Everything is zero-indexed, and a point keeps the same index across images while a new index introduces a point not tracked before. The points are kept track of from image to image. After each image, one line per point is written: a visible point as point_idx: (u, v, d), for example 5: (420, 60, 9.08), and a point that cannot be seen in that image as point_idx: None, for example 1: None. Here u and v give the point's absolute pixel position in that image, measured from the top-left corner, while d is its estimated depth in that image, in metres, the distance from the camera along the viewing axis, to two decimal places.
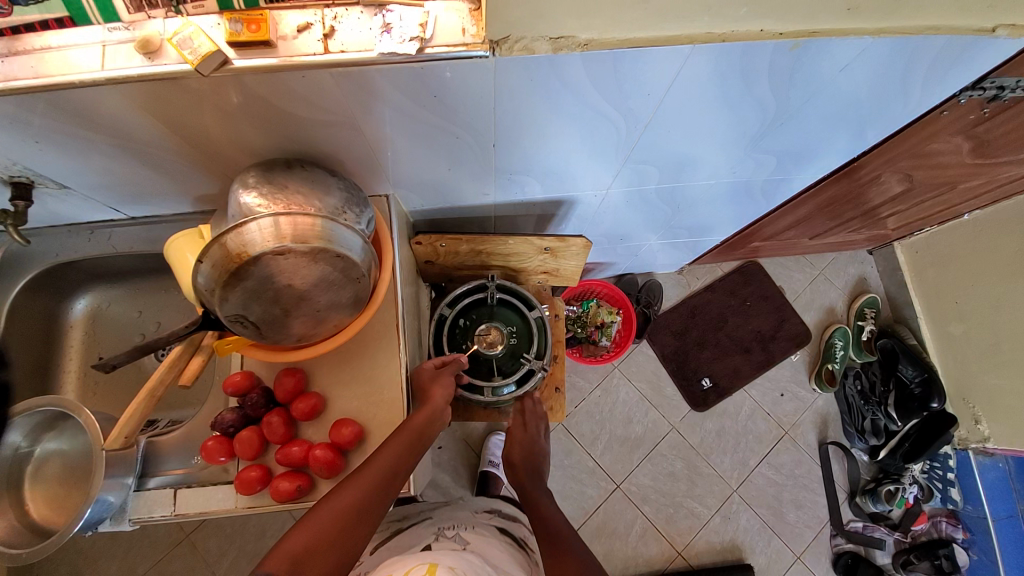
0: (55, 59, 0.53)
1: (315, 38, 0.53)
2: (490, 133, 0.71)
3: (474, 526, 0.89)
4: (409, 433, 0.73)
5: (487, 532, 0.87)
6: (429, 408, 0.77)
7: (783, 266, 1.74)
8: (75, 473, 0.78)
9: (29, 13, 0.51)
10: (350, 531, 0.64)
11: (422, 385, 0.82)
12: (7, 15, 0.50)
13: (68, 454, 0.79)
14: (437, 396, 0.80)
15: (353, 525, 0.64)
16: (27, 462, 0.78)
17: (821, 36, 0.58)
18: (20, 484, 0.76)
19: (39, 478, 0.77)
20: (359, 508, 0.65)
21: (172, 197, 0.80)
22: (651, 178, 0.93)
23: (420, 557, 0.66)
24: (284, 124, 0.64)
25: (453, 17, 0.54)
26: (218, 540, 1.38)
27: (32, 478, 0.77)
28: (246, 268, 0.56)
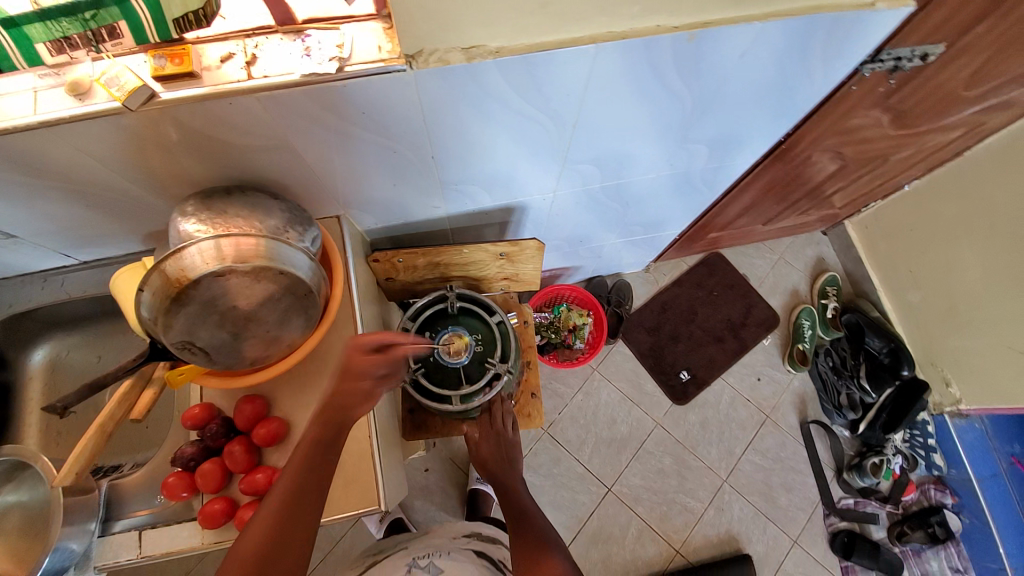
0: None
1: (238, 66, 0.56)
2: (426, 143, 0.73)
3: (449, 552, 0.91)
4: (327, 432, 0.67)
5: (461, 558, 0.88)
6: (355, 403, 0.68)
7: (745, 254, 1.80)
8: (33, 527, 0.75)
9: None
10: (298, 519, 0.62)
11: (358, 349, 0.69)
12: None
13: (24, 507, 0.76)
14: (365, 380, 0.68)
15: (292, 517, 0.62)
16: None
17: (714, 25, 0.63)
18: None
19: None
20: (291, 510, 0.62)
21: (122, 237, 0.81)
22: (594, 177, 0.97)
23: None
24: (220, 154, 0.66)
25: (370, 36, 0.57)
26: None
27: None
28: (188, 293, 0.58)
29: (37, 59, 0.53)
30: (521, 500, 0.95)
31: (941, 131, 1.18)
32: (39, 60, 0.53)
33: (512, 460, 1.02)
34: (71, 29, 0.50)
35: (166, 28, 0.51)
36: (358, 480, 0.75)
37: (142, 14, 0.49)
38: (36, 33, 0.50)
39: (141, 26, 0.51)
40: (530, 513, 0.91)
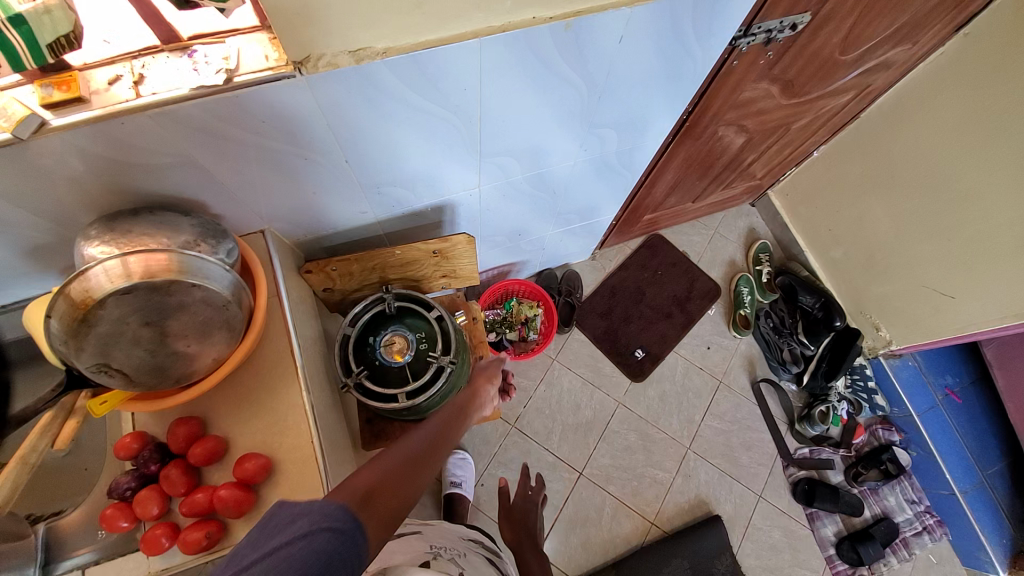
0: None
1: (126, 87, 0.58)
2: (336, 149, 0.76)
3: (463, 551, 1.00)
4: (465, 401, 0.77)
5: (477, 561, 0.98)
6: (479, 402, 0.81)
7: (683, 233, 1.89)
8: None
9: None
10: (417, 474, 0.57)
11: (478, 381, 0.86)
12: None
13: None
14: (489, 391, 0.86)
15: (415, 470, 0.57)
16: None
17: (586, 14, 0.69)
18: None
19: None
20: (414, 467, 0.57)
21: (36, 276, 0.79)
22: (513, 169, 1.02)
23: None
24: (124, 177, 0.66)
25: (256, 46, 0.60)
26: None
27: None
28: (96, 314, 0.59)
29: None
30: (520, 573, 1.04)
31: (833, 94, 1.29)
32: None
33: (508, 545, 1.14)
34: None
35: (40, 53, 0.51)
36: (303, 488, 0.75)
37: (16, 43, 0.49)
38: None
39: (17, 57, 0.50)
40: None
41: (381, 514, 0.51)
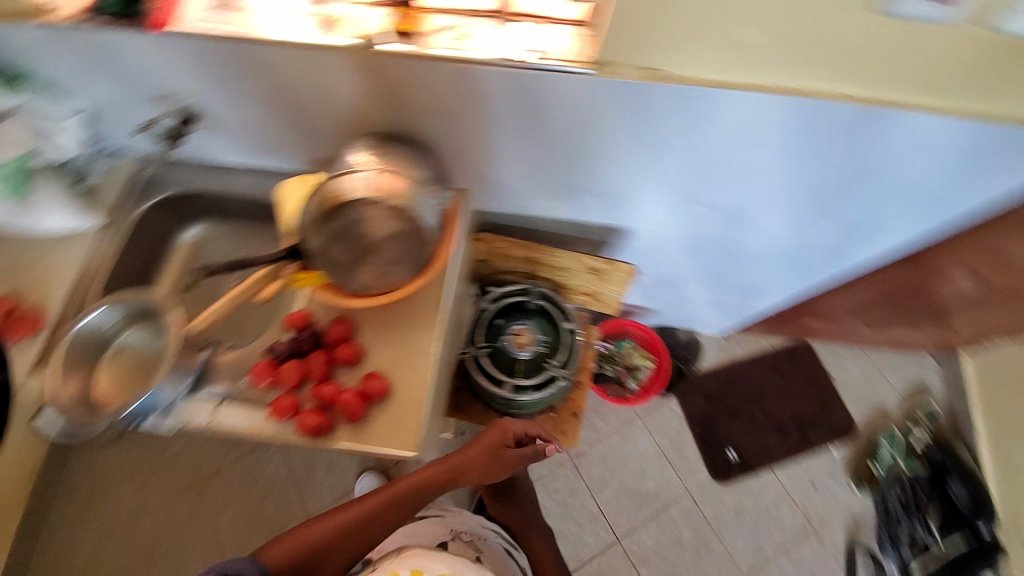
0: (243, 19, 0.70)
1: (450, 38, 0.65)
2: (569, 146, 0.78)
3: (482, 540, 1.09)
4: (464, 462, 0.91)
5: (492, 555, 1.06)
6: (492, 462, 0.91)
7: (835, 354, 1.69)
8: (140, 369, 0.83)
9: None
10: (363, 530, 0.82)
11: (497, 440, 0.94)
12: None
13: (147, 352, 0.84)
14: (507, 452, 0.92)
15: (364, 528, 0.82)
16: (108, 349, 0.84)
17: (893, 106, 0.64)
18: (97, 363, 0.83)
19: (115, 360, 0.84)
20: (365, 526, 0.82)
21: (290, 155, 0.93)
22: (710, 224, 0.97)
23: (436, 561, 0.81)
24: (398, 107, 0.75)
25: (567, 41, 0.64)
26: (231, 486, 1.55)
27: (108, 359, 0.83)
28: (340, 211, 0.70)
29: None
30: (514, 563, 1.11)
31: None
32: None
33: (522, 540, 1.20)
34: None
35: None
36: (401, 426, 0.79)
37: None
38: None
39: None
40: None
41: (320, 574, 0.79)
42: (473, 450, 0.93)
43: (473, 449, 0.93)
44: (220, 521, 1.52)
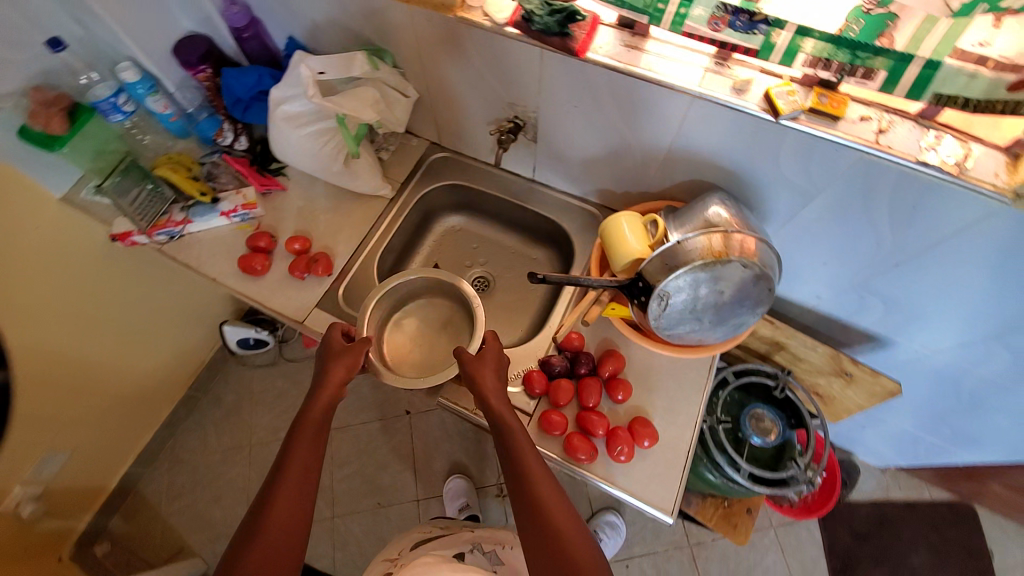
0: (642, 56, 0.72)
1: (871, 128, 0.65)
2: (906, 253, 0.76)
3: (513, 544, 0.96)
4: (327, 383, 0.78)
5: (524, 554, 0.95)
6: (490, 388, 0.74)
7: (1004, 531, 1.50)
8: (420, 341, 0.95)
9: (733, 37, 0.62)
10: (300, 508, 0.68)
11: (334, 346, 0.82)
12: (716, 31, 0.63)
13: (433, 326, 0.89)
14: (502, 379, 0.77)
15: (297, 506, 0.68)
16: (398, 310, 0.96)
17: None
18: (387, 314, 0.93)
19: (399, 324, 0.95)
20: (300, 500, 0.68)
21: (583, 182, 0.99)
22: (995, 365, 0.90)
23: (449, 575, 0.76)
24: (756, 173, 0.76)
25: (992, 161, 0.62)
26: (350, 449, 1.62)
27: (395, 320, 0.95)
28: (717, 264, 0.68)
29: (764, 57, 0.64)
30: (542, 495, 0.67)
31: None
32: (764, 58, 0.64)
33: None
34: (838, 56, 0.59)
35: (919, 88, 0.58)
36: (660, 479, 0.77)
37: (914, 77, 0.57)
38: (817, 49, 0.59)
39: (898, 80, 0.58)
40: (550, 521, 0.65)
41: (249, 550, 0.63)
42: (335, 361, 0.80)
43: (335, 361, 0.80)
44: (333, 480, 1.58)
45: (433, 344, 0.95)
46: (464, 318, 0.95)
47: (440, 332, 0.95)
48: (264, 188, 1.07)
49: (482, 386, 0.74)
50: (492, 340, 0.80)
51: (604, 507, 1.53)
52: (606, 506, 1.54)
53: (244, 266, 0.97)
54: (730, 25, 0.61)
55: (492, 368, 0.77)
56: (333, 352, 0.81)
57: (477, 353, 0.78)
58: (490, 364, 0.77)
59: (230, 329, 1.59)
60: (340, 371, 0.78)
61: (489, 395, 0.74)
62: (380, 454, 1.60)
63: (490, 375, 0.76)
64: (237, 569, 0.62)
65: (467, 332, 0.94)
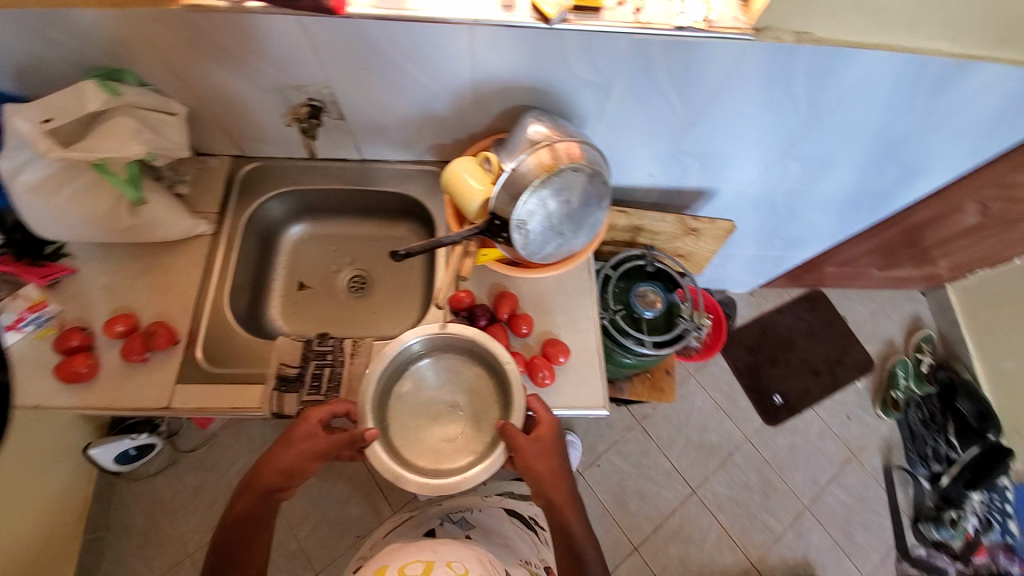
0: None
1: (627, 10, 0.70)
2: (698, 111, 0.87)
3: (481, 508, 1.02)
4: (280, 470, 0.72)
5: (492, 515, 0.99)
6: (547, 479, 0.74)
7: (846, 298, 1.90)
8: (431, 416, 0.80)
9: None
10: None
11: (307, 436, 0.73)
12: None
13: (325, 364, 0.81)
14: (554, 466, 0.75)
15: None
16: (399, 376, 0.81)
17: (978, 59, 0.78)
18: (388, 387, 0.79)
19: (403, 396, 0.81)
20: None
21: (410, 143, 0.94)
22: (793, 176, 1.09)
23: (421, 554, 0.72)
24: (557, 82, 0.79)
25: (728, 9, 0.72)
26: (303, 501, 1.51)
27: (397, 392, 0.80)
28: (552, 177, 0.71)
29: None
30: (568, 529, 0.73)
31: None
32: None
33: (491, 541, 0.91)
34: None
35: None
36: (587, 383, 0.84)
37: None
38: None
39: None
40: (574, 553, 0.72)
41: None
42: (288, 451, 0.72)
43: (287, 450, 0.72)
44: (299, 537, 1.48)
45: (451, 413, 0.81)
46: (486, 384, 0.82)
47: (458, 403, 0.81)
48: (49, 278, 0.86)
49: (543, 476, 0.74)
50: (545, 418, 0.77)
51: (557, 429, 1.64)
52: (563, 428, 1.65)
53: (63, 375, 0.79)
54: None
55: (546, 456, 0.75)
56: (298, 443, 0.73)
57: (532, 436, 0.75)
58: (542, 454, 0.75)
59: (99, 450, 1.33)
60: (280, 456, 0.72)
61: (546, 483, 0.74)
62: (337, 488, 1.52)
63: (543, 454, 0.74)
64: None
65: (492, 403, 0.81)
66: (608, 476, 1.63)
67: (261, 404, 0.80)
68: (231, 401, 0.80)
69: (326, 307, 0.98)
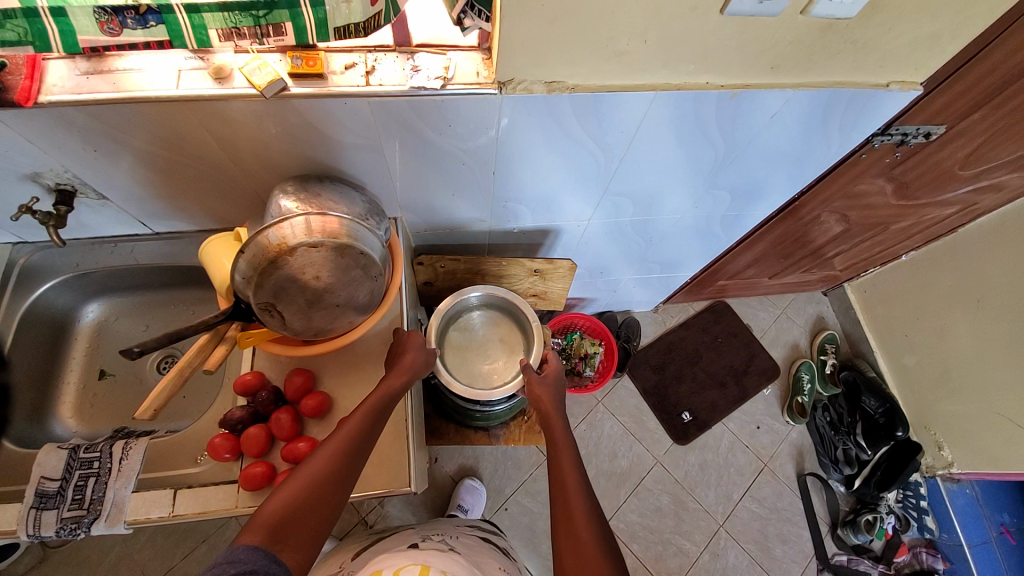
0: (126, 76, 0.63)
1: (358, 74, 0.66)
2: (491, 160, 0.83)
3: (459, 535, 1.02)
4: (397, 372, 0.76)
5: (471, 539, 1.02)
6: (549, 403, 0.85)
7: (749, 306, 1.89)
8: (466, 353, 1.01)
9: (135, 36, 0.56)
10: (331, 491, 0.64)
11: (404, 345, 0.79)
12: (118, 36, 0.55)
13: (90, 475, 0.75)
14: (562, 397, 0.88)
15: (332, 486, 0.64)
16: (452, 322, 1.03)
17: (753, 87, 0.75)
18: (443, 329, 1.00)
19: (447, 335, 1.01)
20: (340, 475, 0.65)
21: (199, 212, 0.88)
22: (626, 211, 1.07)
23: (413, 559, 0.80)
24: (321, 149, 0.75)
25: (470, 63, 0.69)
26: None
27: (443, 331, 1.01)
28: (284, 258, 0.67)
29: (206, 45, 0.58)
30: (562, 458, 0.75)
31: (941, 206, 1.26)
32: (208, 45, 0.58)
33: (476, 551, 0.94)
34: (241, 22, 0.56)
35: (325, 29, 0.57)
36: (391, 461, 0.80)
37: (308, 18, 0.55)
38: (214, 19, 0.55)
39: (304, 27, 0.56)
40: (567, 493, 0.70)
41: (287, 546, 0.58)
42: (392, 370, 0.77)
43: (392, 370, 0.77)
44: None
45: (481, 350, 1.01)
46: (519, 334, 1.03)
47: (497, 346, 1.02)
48: None
49: (543, 403, 0.85)
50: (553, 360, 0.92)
51: (461, 474, 1.56)
52: (467, 473, 1.56)
53: None
54: (121, 23, 0.54)
55: (547, 385, 0.88)
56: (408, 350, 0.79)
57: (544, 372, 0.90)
58: (555, 383, 0.89)
59: None
60: (414, 361, 0.78)
61: (550, 408, 0.84)
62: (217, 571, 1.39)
63: (549, 388, 0.87)
64: (264, 515, 0.59)
65: (524, 348, 1.02)
66: (517, 521, 1.52)
67: (15, 527, 0.72)
68: None
69: (131, 399, 0.95)
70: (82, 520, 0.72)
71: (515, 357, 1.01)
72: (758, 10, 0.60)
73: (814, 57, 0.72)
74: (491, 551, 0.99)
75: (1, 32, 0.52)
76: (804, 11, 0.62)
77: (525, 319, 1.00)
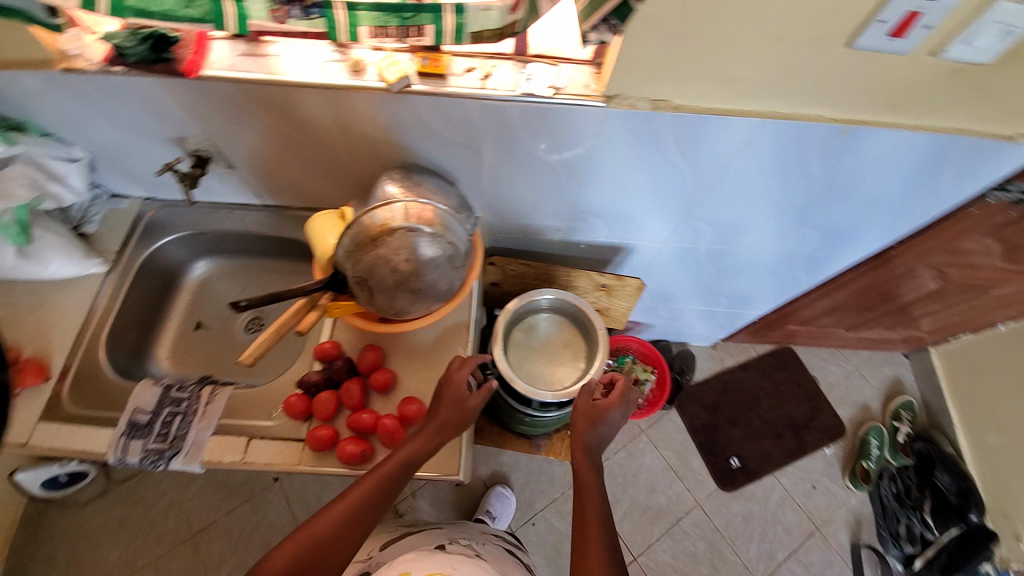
0: (273, 60, 0.71)
1: (476, 78, 0.71)
2: (580, 171, 0.85)
3: (485, 543, 1.02)
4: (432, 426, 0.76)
5: (497, 548, 1.02)
6: (585, 431, 0.82)
7: (818, 357, 1.78)
8: (527, 351, 1.02)
9: (299, 26, 0.63)
10: (345, 539, 0.64)
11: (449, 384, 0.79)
12: (283, 23, 0.62)
13: (177, 413, 0.83)
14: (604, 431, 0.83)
15: (347, 535, 0.65)
16: (518, 322, 1.05)
17: (866, 124, 0.72)
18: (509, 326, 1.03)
19: (512, 333, 1.04)
20: (355, 524, 0.65)
21: (304, 190, 0.96)
22: (704, 238, 1.05)
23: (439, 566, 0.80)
24: (427, 146, 0.80)
25: (580, 77, 0.72)
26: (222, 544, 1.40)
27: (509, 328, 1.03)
28: (385, 236, 0.72)
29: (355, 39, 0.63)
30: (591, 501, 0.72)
31: None
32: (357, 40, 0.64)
33: (504, 563, 0.94)
34: (391, 23, 0.61)
35: (462, 33, 0.61)
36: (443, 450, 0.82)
37: (449, 24, 0.60)
38: (367, 17, 0.61)
39: (444, 30, 0.61)
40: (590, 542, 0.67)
41: None
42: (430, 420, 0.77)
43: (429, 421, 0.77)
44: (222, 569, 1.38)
45: (542, 352, 1.03)
46: (583, 343, 1.03)
47: (560, 351, 1.02)
48: None
49: (580, 427, 0.83)
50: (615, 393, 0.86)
51: (494, 479, 1.56)
52: (499, 479, 1.56)
53: None
54: (288, 14, 0.61)
55: (590, 415, 0.84)
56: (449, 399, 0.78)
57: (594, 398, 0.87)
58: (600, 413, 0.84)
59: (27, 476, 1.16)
60: (450, 414, 0.77)
61: (582, 443, 0.81)
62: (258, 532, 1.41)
63: (591, 419, 0.83)
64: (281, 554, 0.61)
65: (586, 357, 1.02)
66: (543, 538, 1.49)
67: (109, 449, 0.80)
68: (84, 441, 0.81)
69: (216, 351, 1.03)
70: (164, 453, 0.80)
71: (576, 364, 1.01)
72: (889, 46, 0.60)
73: (937, 100, 0.69)
74: (514, 564, 0.98)
75: (189, 9, 0.60)
76: (936, 52, 0.60)
77: (592, 330, 1.01)
